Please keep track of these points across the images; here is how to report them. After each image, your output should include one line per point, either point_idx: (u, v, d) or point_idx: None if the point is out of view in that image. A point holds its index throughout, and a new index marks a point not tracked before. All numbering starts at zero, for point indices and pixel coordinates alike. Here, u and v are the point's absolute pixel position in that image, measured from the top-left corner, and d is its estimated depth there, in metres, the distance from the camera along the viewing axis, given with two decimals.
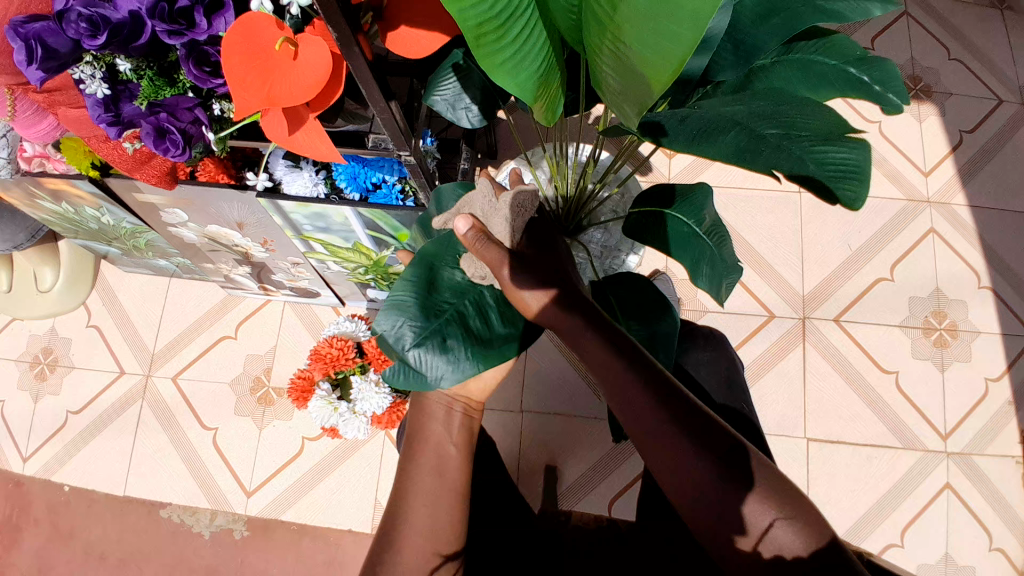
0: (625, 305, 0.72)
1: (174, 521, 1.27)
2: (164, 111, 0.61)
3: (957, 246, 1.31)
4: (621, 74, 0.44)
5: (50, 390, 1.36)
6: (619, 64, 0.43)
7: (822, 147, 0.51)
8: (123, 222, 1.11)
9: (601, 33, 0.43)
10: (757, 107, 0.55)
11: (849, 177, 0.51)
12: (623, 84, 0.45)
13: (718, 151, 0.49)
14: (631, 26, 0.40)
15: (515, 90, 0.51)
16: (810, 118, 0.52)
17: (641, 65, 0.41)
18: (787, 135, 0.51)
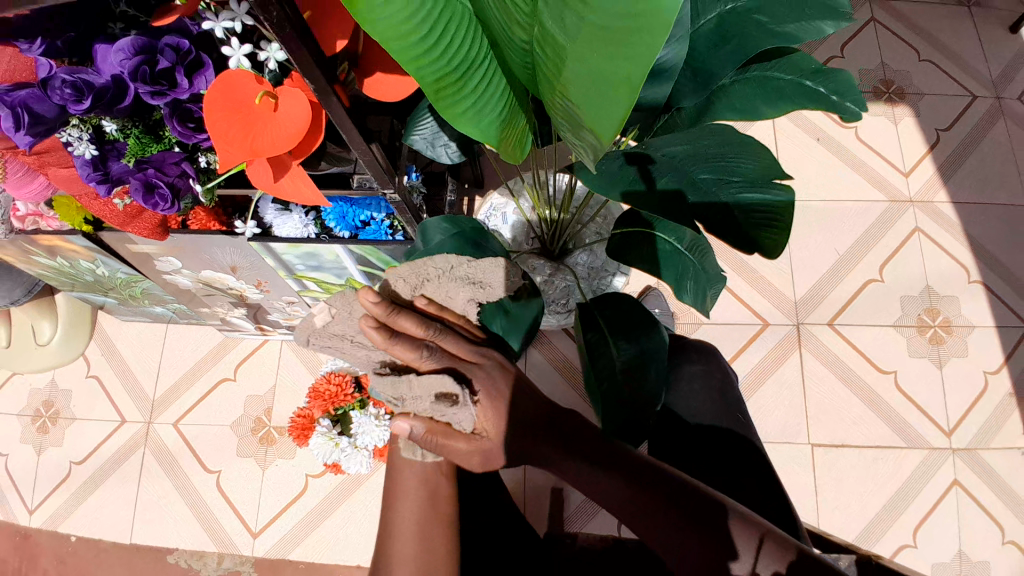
0: (613, 322, 0.74)
1: (182, 566, 1.26)
2: (151, 167, 0.62)
3: (944, 242, 1.33)
4: (573, 121, 0.46)
5: (53, 443, 1.36)
6: (569, 113, 0.45)
7: (746, 198, 0.57)
8: (118, 272, 1.13)
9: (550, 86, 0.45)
10: (707, 148, 0.60)
11: (771, 222, 0.57)
12: (575, 130, 0.46)
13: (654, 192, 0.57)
14: (575, 84, 0.41)
15: (479, 135, 0.53)
16: (746, 162, 0.58)
17: (587, 119, 0.42)
18: (719, 178, 0.58)
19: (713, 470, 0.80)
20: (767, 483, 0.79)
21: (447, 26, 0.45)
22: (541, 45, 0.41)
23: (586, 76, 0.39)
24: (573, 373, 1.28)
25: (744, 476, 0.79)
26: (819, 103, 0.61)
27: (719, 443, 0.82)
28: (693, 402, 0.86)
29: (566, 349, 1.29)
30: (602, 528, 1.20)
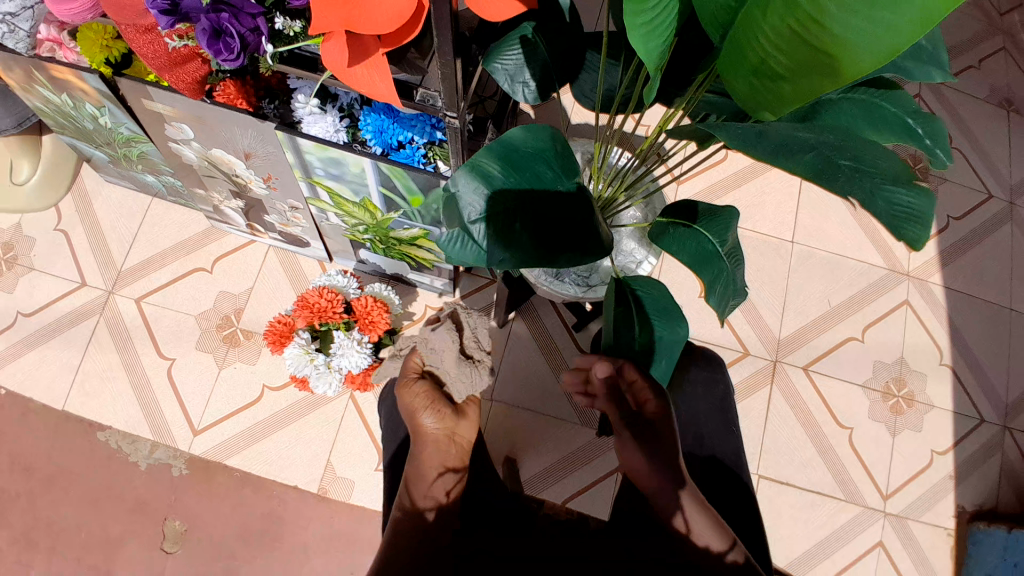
0: (644, 304, 0.71)
1: (110, 446, 1.22)
2: (226, 11, 0.58)
3: (928, 321, 1.38)
4: (790, 61, 0.39)
5: (1, 287, 1.28)
6: (790, 50, 0.38)
7: (888, 189, 0.42)
8: (122, 127, 1.06)
9: (770, 15, 0.38)
10: (833, 139, 0.46)
11: (913, 218, 0.41)
12: (784, 76, 0.40)
13: (794, 166, 0.42)
14: (838, 12, 0.35)
15: (642, 55, 0.49)
16: (882, 159, 0.44)
17: (833, 56, 0.36)
18: (857, 169, 0.42)
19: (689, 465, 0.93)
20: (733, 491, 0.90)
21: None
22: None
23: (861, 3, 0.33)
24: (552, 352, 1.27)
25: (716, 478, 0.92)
26: (914, 142, 0.62)
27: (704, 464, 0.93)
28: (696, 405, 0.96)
29: (553, 328, 1.28)
30: (552, 499, 1.21)
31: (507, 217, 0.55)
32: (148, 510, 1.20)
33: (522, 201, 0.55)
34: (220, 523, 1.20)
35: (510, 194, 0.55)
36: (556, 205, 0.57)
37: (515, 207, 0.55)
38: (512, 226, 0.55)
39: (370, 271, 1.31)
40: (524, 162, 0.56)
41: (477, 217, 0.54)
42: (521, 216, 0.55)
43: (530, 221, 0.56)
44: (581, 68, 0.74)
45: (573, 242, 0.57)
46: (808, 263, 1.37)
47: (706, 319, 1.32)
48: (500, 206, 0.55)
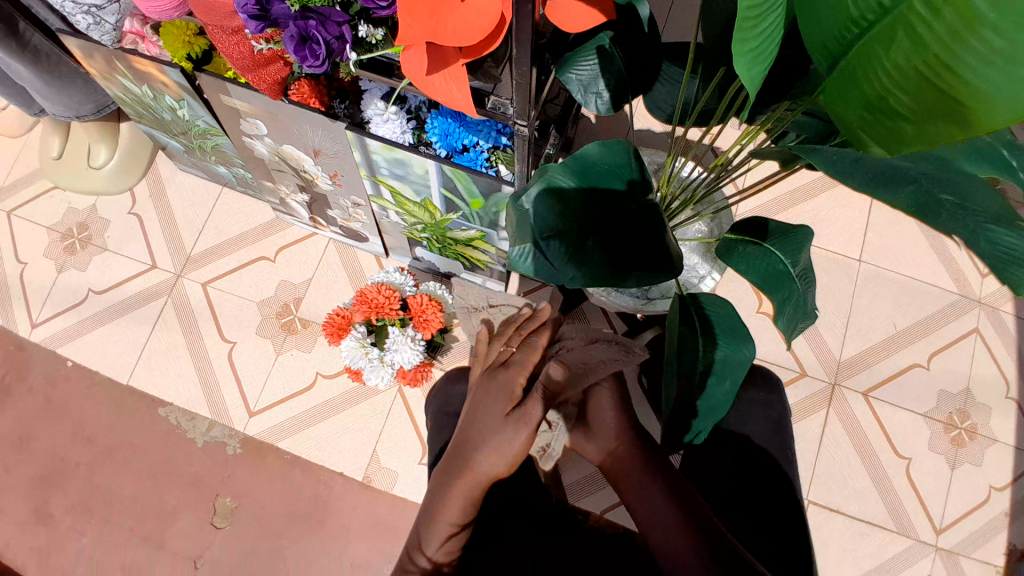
0: (708, 323, 0.70)
1: (171, 423, 1.28)
2: (314, 18, 0.60)
3: (996, 351, 1.31)
4: (911, 105, 0.36)
5: (77, 265, 1.36)
6: (912, 93, 0.36)
7: (995, 231, 0.40)
8: (198, 119, 1.11)
9: (892, 54, 0.36)
10: (932, 173, 0.45)
11: (1017, 262, 0.39)
12: (901, 119, 0.37)
13: (894, 199, 0.41)
14: (973, 61, 0.33)
15: (746, 83, 0.46)
16: (983, 200, 0.43)
17: (964, 105, 0.34)
18: (958, 206, 0.41)
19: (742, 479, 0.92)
20: (784, 513, 0.89)
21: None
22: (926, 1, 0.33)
23: (1001, 56, 0.31)
24: None
25: (770, 496, 0.91)
26: (1013, 176, 0.59)
27: (752, 485, 0.91)
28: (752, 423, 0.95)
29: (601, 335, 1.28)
30: (590, 509, 1.21)
31: (579, 233, 0.56)
32: (202, 486, 1.26)
33: (592, 216, 0.57)
34: (269, 503, 1.25)
35: (581, 209, 0.56)
36: (631, 221, 0.57)
37: (585, 222, 0.56)
38: (579, 241, 0.56)
39: (425, 269, 1.33)
40: (595, 178, 0.57)
41: (546, 229, 0.55)
42: (591, 233, 0.56)
43: (603, 237, 0.57)
44: (657, 78, 0.73)
45: (642, 259, 0.56)
46: (871, 284, 1.32)
47: (760, 336, 1.29)
48: (569, 222, 0.56)
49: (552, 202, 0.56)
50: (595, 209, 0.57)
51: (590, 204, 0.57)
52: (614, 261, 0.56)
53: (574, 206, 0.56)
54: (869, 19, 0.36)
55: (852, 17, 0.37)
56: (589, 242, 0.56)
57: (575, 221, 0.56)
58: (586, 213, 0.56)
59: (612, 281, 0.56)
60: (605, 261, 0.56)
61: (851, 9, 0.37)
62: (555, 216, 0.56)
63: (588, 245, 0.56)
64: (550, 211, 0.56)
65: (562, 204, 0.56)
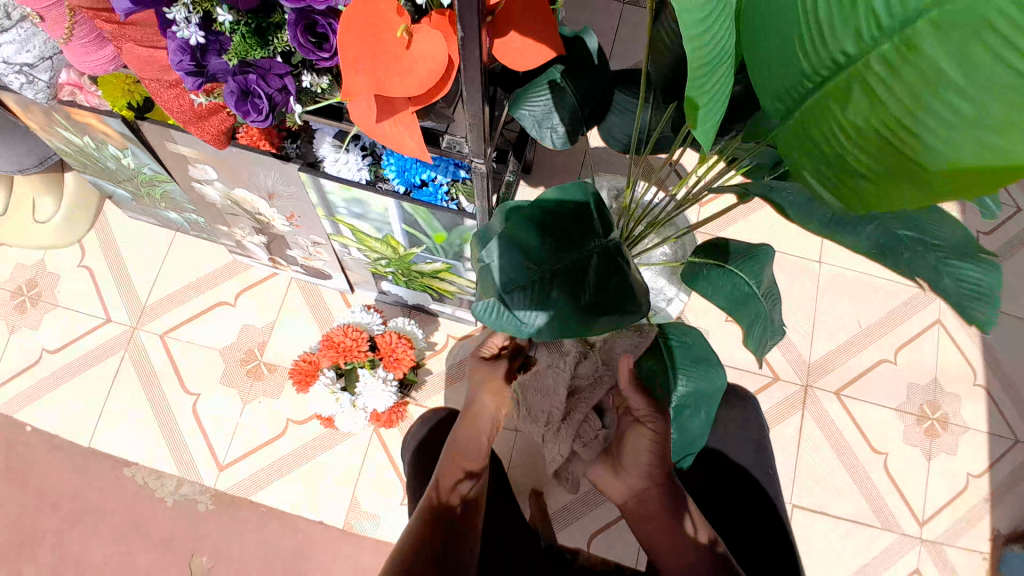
0: (682, 353, 0.70)
1: (137, 483, 1.22)
2: (254, 73, 0.58)
3: (961, 340, 1.33)
4: (866, 163, 0.32)
5: (28, 325, 1.29)
6: (867, 153, 0.32)
7: (952, 264, 0.43)
8: (144, 167, 1.06)
9: (848, 113, 0.32)
10: None
11: (979, 297, 0.41)
12: (857, 177, 0.33)
13: (861, 245, 0.45)
14: (937, 124, 0.28)
15: (702, 140, 0.38)
16: (948, 224, 0.44)
17: (928, 168, 0.29)
18: (921, 242, 0.44)
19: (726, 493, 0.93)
20: (768, 523, 0.90)
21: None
22: (881, 59, 0.29)
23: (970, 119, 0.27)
24: None
25: (753, 506, 0.91)
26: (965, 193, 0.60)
27: (735, 501, 0.92)
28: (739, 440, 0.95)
29: None
30: (572, 541, 1.20)
31: (544, 284, 0.55)
32: (175, 547, 1.20)
33: (558, 265, 0.55)
34: (247, 559, 1.20)
35: (544, 261, 0.55)
36: (594, 269, 0.57)
37: (550, 273, 0.55)
38: (545, 289, 0.55)
39: (392, 302, 1.30)
40: (556, 224, 0.56)
41: (509, 280, 0.53)
42: (557, 283, 0.55)
43: (568, 287, 0.56)
44: (610, 109, 0.72)
45: (605, 304, 0.57)
46: (836, 284, 1.34)
47: (733, 345, 1.29)
48: (534, 275, 0.54)
49: (518, 258, 0.54)
50: (560, 258, 0.56)
51: (552, 254, 0.55)
52: (580, 308, 0.56)
53: (539, 259, 0.55)
54: (820, 75, 0.32)
55: (803, 72, 0.33)
56: (556, 292, 0.55)
57: (540, 275, 0.55)
58: (551, 263, 0.55)
59: (578, 329, 0.56)
60: (572, 308, 0.56)
61: (803, 63, 0.32)
62: (523, 271, 0.54)
63: (555, 297, 0.55)
64: (517, 267, 0.54)
65: (527, 258, 0.54)
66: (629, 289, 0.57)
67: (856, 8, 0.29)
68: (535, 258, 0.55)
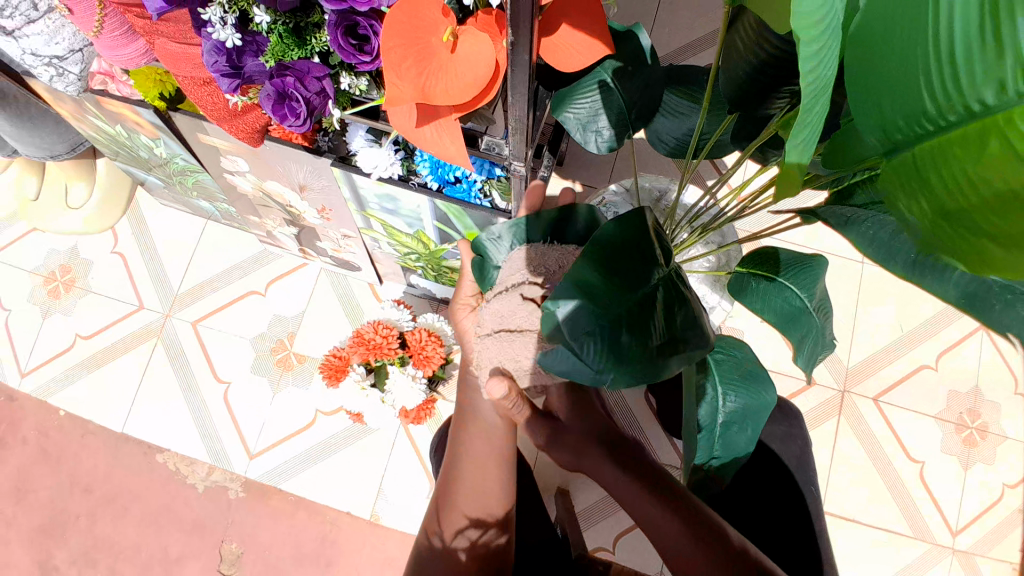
0: (726, 369, 0.66)
1: (169, 468, 1.24)
2: (291, 74, 0.57)
3: (1005, 347, 1.28)
4: (1000, 222, 0.28)
5: (62, 310, 1.32)
6: (1002, 213, 0.27)
7: None
8: (176, 157, 1.06)
9: (983, 164, 0.28)
10: None
11: None
12: (984, 236, 0.28)
13: (945, 292, 0.42)
14: None
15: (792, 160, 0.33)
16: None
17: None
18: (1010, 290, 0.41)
19: (756, 501, 0.89)
20: (799, 535, 0.87)
21: (831, 25, 0.30)
22: None
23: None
24: None
25: (788, 517, 0.88)
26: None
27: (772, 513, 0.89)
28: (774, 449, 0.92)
29: None
30: (598, 541, 1.20)
31: (609, 322, 0.49)
32: (205, 532, 1.23)
33: (628, 306, 0.50)
34: (274, 545, 1.21)
35: (610, 298, 0.50)
36: (661, 309, 0.52)
37: (616, 310, 0.50)
38: (612, 336, 0.49)
39: (420, 295, 1.29)
40: (614, 257, 0.51)
41: (571, 326, 0.49)
42: (624, 325, 0.50)
43: (637, 329, 0.50)
44: (660, 110, 0.69)
45: (675, 342, 0.52)
46: (877, 286, 1.29)
47: (766, 346, 1.26)
48: (598, 315, 0.49)
49: (586, 298, 0.49)
50: (629, 292, 0.51)
51: (621, 288, 0.50)
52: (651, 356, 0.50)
53: (606, 297, 0.50)
54: (948, 118, 0.29)
55: (926, 113, 0.30)
56: (624, 335, 0.50)
57: (605, 312, 0.49)
58: (619, 298, 0.50)
59: (653, 374, 0.50)
60: (641, 349, 0.50)
61: (926, 102, 0.29)
62: (587, 310, 0.49)
63: (624, 337, 0.50)
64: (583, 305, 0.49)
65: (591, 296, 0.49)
66: (696, 323, 0.53)
67: (1004, 55, 0.26)
68: (602, 296, 0.49)
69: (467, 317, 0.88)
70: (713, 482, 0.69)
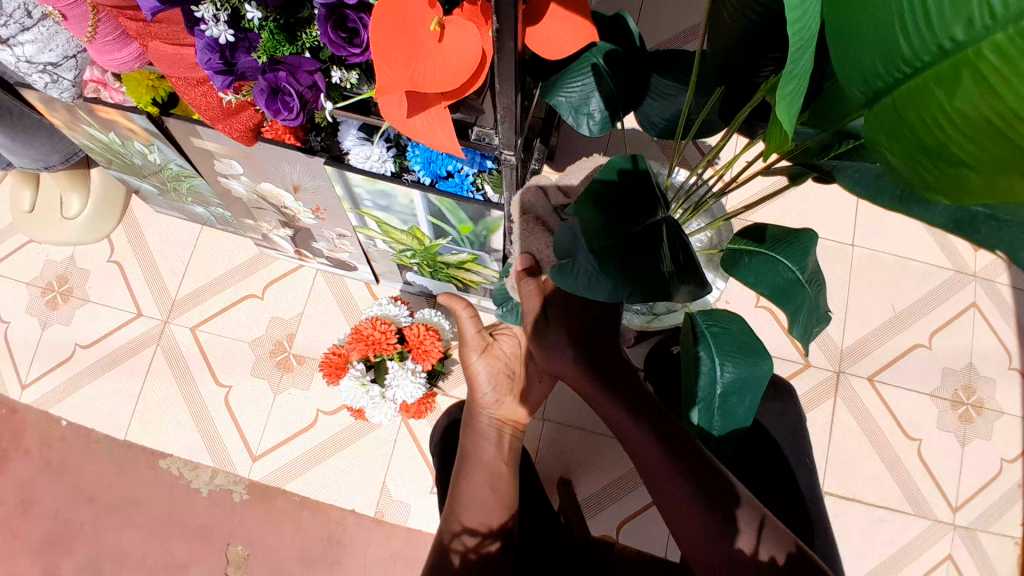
0: (722, 341, 0.68)
1: (172, 473, 1.25)
2: (284, 70, 0.58)
3: (997, 323, 1.30)
4: (972, 151, 0.32)
5: (60, 320, 1.32)
6: (973, 142, 0.32)
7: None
8: (171, 163, 1.07)
9: (954, 100, 0.32)
10: None
11: None
12: (961, 165, 0.33)
13: (934, 219, 0.49)
14: None
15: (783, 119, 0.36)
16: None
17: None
18: (994, 218, 0.45)
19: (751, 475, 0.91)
20: (797, 512, 0.88)
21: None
22: (996, 48, 0.30)
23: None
24: None
25: (787, 495, 0.90)
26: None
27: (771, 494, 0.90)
28: (771, 428, 0.94)
29: None
30: (603, 529, 1.21)
31: (616, 232, 0.53)
32: (211, 536, 1.23)
33: (633, 224, 0.55)
34: (281, 546, 1.22)
35: (614, 204, 0.54)
36: (663, 240, 0.57)
37: (622, 224, 0.54)
38: (627, 262, 0.52)
39: (417, 292, 1.30)
40: (624, 188, 0.55)
41: (593, 231, 0.51)
42: (632, 237, 0.54)
43: (641, 243, 0.54)
44: (648, 94, 0.71)
45: (679, 275, 0.56)
46: (868, 268, 1.31)
47: (761, 331, 1.27)
48: (604, 218, 0.53)
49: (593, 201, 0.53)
50: (634, 212, 0.55)
51: (628, 207, 0.55)
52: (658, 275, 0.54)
53: (611, 201, 0.54)
54: (924, 58, 0.33)
55: (902, 56, 0.34)
56: (633, 251, 0.54)
57: (611, 221, 0.53)
58: (624, 215, 0.54)
59: (662, 296, 0.54)
60: (646, 268, 0.54)
61: (903, 46, 0.33)
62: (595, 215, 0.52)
63: (633, 251, 0.54)
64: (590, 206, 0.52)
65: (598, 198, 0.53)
66: (695, 264, 0.57)
67: None
68: (606, 199, 0.54)
69: (478, 359, 0.93)
70: (714, 453, 0.70)
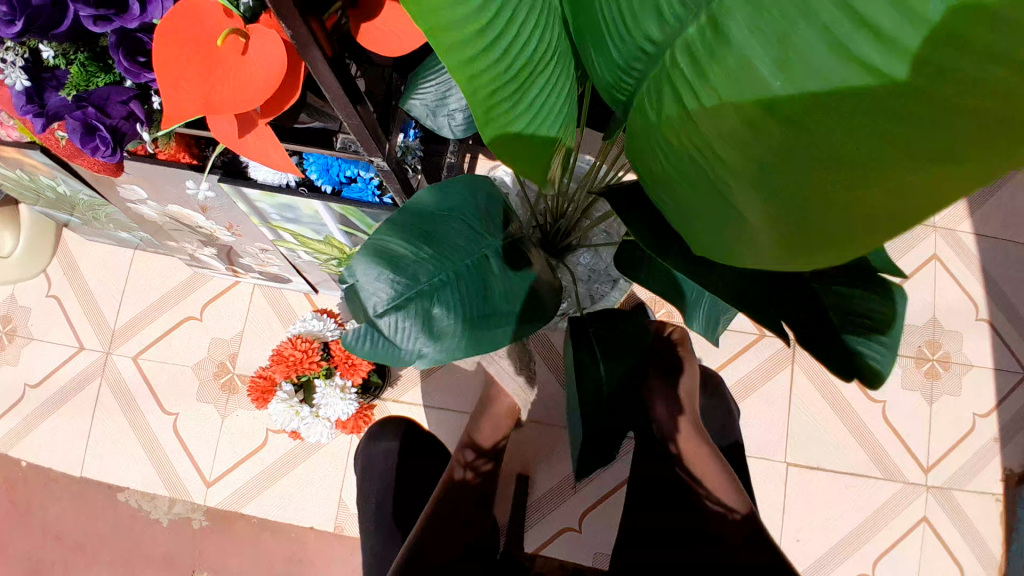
0: (605, 339, 0.66)
1: (131, 506, 1.24)
2: (91, 104, 0.53)
3: (958, 273, 1.25)
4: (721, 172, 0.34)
5: (8, 361, 1.30)
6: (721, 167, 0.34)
7: (840, 289, 0.50)
8: (80, 194, 1.04)
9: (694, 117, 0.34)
10: None
11: (864, 319, 0.49)
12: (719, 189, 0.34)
13: None
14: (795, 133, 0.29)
15: (535, 142, 0.46)
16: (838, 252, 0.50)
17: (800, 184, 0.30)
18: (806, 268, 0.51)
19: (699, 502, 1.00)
20: None
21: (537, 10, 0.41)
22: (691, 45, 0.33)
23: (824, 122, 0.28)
24: (552, 357, 1.23)
25: None
26: None
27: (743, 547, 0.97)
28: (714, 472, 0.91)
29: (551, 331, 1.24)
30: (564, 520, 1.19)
31: (415, 286, 0.53)
32: (175, 564, 1.22)
33: (441, 268, 0.54)
34: (245, 567, 1.21)
35: (422, 256, 0.53)
36: (478, 275, 0.56)
37: (426, 268, 0.53)
38: (434, 303, 0.53)
39: None
40: (434, 225, 0.55)
41: (395, 293, 0.52)
42: (434, 281, 0.54)
43: (447, 288, 0.54)
44: None
45: (503, 310, 0.57)
46: None
47: None
48: (405, 270, 0.53)
49: (393, 261, 0.52)
50: (445, 249, 0.55)
51: (438, 249, 0.55)
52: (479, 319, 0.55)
53: (408, 241, 0.53)
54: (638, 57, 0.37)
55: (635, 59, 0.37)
56: (442, 299, 0.54)
57: (413, 274, 0.53)
58: (432, 259, 0.54)
59: (484, 340, 0.55)
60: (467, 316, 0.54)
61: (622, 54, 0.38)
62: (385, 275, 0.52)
63: (441, 305, 0.54)
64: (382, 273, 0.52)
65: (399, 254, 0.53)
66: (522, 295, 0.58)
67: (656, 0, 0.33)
68: (399, 247, 0.53)
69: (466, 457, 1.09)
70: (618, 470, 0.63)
